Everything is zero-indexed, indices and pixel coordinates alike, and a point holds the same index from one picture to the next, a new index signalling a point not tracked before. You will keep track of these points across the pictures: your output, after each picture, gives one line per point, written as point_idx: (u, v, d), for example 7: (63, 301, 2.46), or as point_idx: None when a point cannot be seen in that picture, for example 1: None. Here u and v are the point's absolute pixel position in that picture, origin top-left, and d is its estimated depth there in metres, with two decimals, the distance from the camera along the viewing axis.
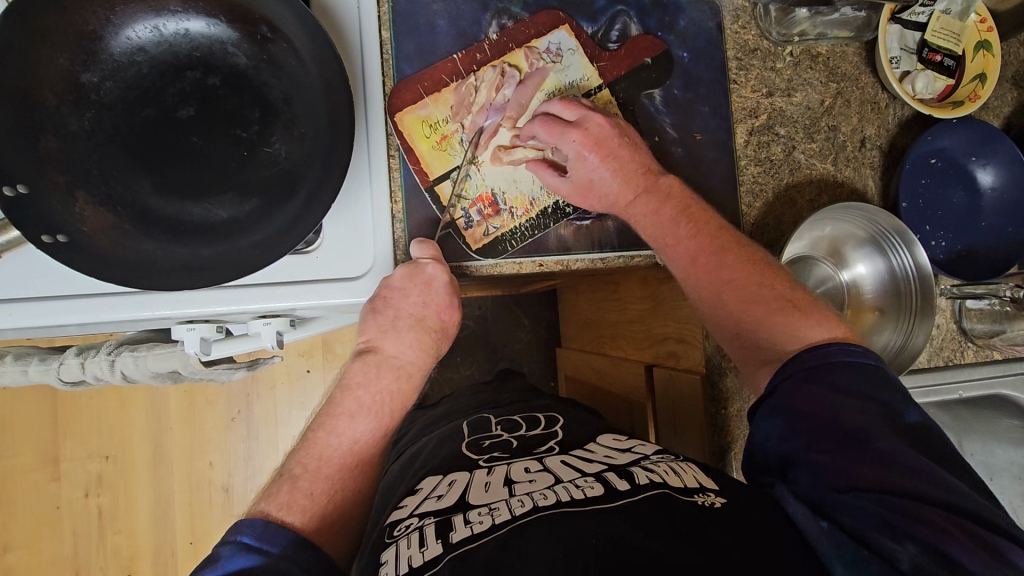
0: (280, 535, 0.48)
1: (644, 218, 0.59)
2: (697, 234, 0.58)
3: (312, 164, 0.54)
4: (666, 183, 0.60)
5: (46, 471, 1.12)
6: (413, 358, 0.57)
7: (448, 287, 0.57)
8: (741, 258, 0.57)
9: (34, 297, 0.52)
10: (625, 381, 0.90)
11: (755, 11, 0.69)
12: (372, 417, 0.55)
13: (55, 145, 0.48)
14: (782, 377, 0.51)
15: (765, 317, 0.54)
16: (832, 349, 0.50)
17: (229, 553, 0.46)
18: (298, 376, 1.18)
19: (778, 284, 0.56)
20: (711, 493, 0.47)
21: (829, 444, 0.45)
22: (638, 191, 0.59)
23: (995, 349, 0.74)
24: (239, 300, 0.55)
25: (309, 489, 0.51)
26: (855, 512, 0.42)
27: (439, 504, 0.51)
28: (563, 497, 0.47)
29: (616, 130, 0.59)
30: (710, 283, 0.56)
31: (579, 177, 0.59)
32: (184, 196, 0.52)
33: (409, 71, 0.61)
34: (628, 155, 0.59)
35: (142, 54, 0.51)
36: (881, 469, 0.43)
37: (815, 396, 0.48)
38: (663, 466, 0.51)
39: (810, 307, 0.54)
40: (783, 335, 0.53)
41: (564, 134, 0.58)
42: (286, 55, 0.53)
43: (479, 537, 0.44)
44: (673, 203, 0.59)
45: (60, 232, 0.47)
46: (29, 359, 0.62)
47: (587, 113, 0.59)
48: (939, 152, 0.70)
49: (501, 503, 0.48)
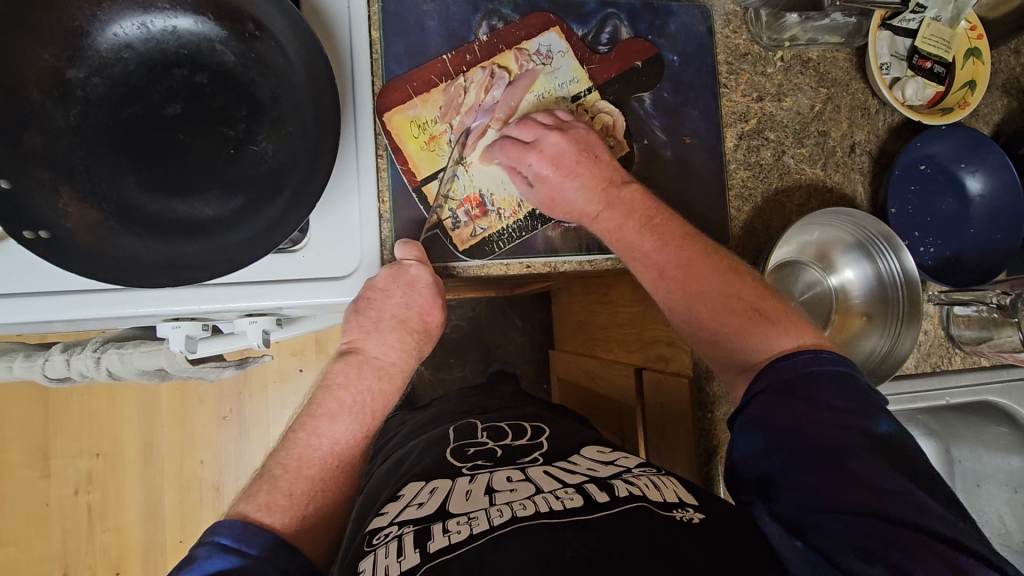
0: (259, 536, 0.47)
1: (608, 232, 0.59)
2: (662, 246, 0.57)
3: (297, 162, 0.54)
4: (628, 195, 0.59)
5: (36, 467, 1.11)
6: (395, 358, 0.57)
7: (433, 287, 0.57)
8: (710, 270, 0.56)
9: (16, 293, 0.51)
10: (617, 384, 0.90)
11: (747, 16, 0.69)
12: (354, 417, 0.55)
13: (39, 141, 0.48)
14: (758, 389, 0.50)
15: (736, 328, 0.54)
16: (799, 357, 0.50)
17: (206, 554, 0.45)
18: (290, 375, 1.18)
19: (747, 292, 0.55)
20: (689, 508, 0.48)
21: (805, 461, 0.44)
22: (601, 207, 0.59)
23: (982, 356, 0.73)
24: (224, 298, 0.55)
25: (289, 489, 0.51)
26: (826, 532, 0.41)
27: (419, 512, 0.51)
28: (543, 508, 0.48)
29: (574, 148, 0.59)
30: (679, 293, 0.56)
31: (543, 194, 0.59)
32: (169, 193, 0.52)
33: (398, 71, 0.61)
34: (587, 170, 0.59)
35: (129, 51, 0.51)
36: (857, 487, 0.42)
37: (790, 408, 0.47)
38: (643, 480, 0.52)
39: (778, 317, 0.54)
40: (755, 341, 0.53)
41: (522, 156, 0.58)
42: (273, 53, 0.53)
43: (457, 546, 0.45)
44: (635, 216, 0.58)
45: (42, 227, 0.47)
46: (15, 355, 0.62)
47: (543, 132, 0.59)
48: (928, 158, 0.70)
49: (480, 512, 0.49)
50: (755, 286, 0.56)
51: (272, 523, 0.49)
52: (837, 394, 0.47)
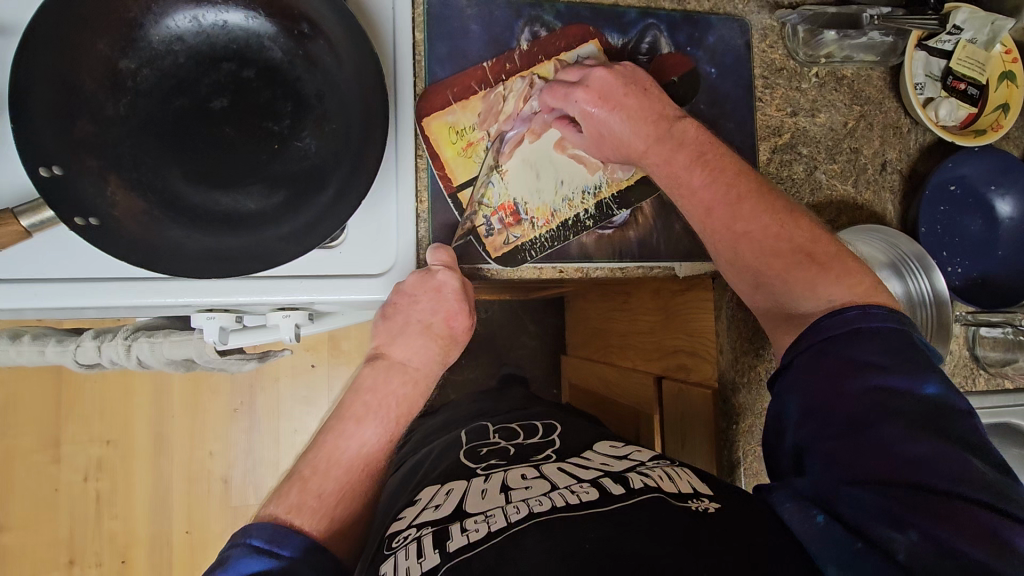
0: (290, 537, 0.48)
1: (658, 167, 0.57)
2: (713, 181, 0.55)
3: (340, 160, 0.54)
4: (682, 129, 0.57)
5: (48, 452, 1.12)
6: (421, 364, 0.57)
7: (460, 294, 0.57)
8: (761, 208, 0.53)
9: (57, 278, 0.52)
10: (634, 393, 0.90)
11: (784, 31, 0.70)
12: (384, 417, 0.55)
13: (91, 129, 0.49)
14: (798, 349, 0.48)
15: (784, 270, 0.52)
16: (846, 312, 0.48)
17: (238, 556, 0.46)
18: (303, 370, 1.18)
19: (800, 235, 0.53)
20: (704, 498, 0.48)
21: (832, 433, 0.44)
22: (650, 139, 0.56)
23: (1007, 378, 0.74)
24: (261, 291, 0.55)
25: (318, 489, 0.52)
26: (853, 504, 0.41)
27: (436, 513, 0.51)
28: (559, 502, 0.48)
29: (622, 81, 0.57)
30: (724, 234, 0.54)
31: (590, 132, 0.58)
32: (212, 184, 0.52)
33: (440, 74, 0.61)
34: (637, 103, 0.57)
35: (180, 44, 0.52)
36: (888, 459, 0.41)
37: (824, 374, 0.46)
38: (658, 472, 0.52)
39: (831, 262, 0.51)
40: (802, 290, 0.51)
41: (568, 95, 0.57)
42: (322, 52, 0.53)
43: (476, 545, 0.45)
44: (688, 150, 0.56)
45: (91, 214, 0.48)
46: (47, 339, 0.62)
47: (590, 71, 0.58)
48: (959, 179, 0.70)
49: (497, 510, 0.49)
50: (809, 228, 0.53)
51: (305, 525, 0.50)
52: (879, 350, 0.45)
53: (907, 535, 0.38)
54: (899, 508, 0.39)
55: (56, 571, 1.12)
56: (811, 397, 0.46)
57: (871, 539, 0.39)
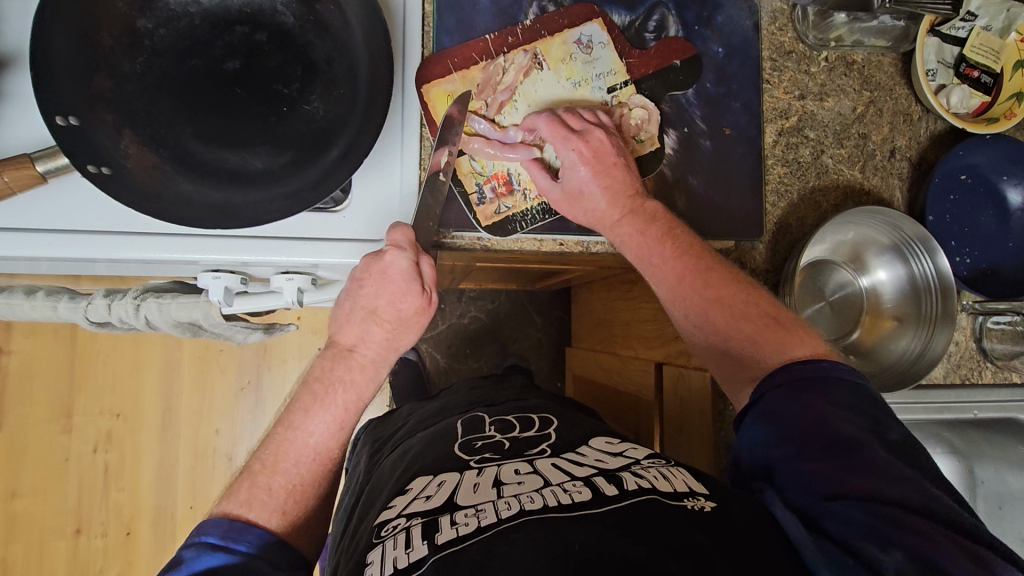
0: (247, 533, 0.48)
1: (629, 238, 0.57)
2: (681, 255, 0.55)
3: (347, 121, 0.55)
4: (650, 206, 0.58)
5: (60, 422, 1.15)
6: (370, 349, 0.54)
7: (409, 275, 0.54)
8: (727, 279, 0.55)
9: (70, 231, 0.53)
10: (633, 381, 0.91)
11: (793, 14, 0.69)
12: (329, 410, 0.52)
13: (107, 85, 0.51)
14: (772, 385, 0.48)
15: (753, 334, 0.52)
16: (820, 363, 0.48)
17: (192, 554, 0.47)
18: (310, 351, 1.20)
19: (755, 297, 0.54)
20: (700, 497, 0.43)
21: (817, 453, 0.43)
22: (625, 213, 0.57)
23: (1014, 371, 0.72)
24: (266, 252, 0.57)
25: (268, 484, 0.50)
26: (842, 520, 0.39)
27: (427, 504, 0.47)
28: (551, 501, 0.43)
29: (616, 150, 0.58)
30: (696, 302, 0.54)
31: (568, 185, 0.58)
32: (222, 144, 0.54)
33: (447, 44, 0.62)
34: (619, 177, 0.58)
35: (195, 6, 0.53)
36: (874, 479, 0.40)
37: (798, 407, 0.45)
38: (652, 471, 0.47)
39: (792, 323, 0.52)
40: (772, 350, 0.50)
41: (565, 139, 0.57)
42: (333, 16, 0.55)
43: (466, 539, 0.41)
44: (657, 224, 0.57)
45: (104, 163, 0.49)
46: (59, 296, 0.63)
47: (591, 125, 0.58)
48: (970, 168, 0.69)
49: (488, 504, 0.44)
50: (770, 295, 0.55)
51: (259, 519, 0.49)
52: (841, 392, 0.46)
53: (893, 555, 0.37)
54: (884, 527, 0.38)
55: (64, 539, 1.14)
56: (783, 429, 0.45)
57: (862, 559, 0.37)
